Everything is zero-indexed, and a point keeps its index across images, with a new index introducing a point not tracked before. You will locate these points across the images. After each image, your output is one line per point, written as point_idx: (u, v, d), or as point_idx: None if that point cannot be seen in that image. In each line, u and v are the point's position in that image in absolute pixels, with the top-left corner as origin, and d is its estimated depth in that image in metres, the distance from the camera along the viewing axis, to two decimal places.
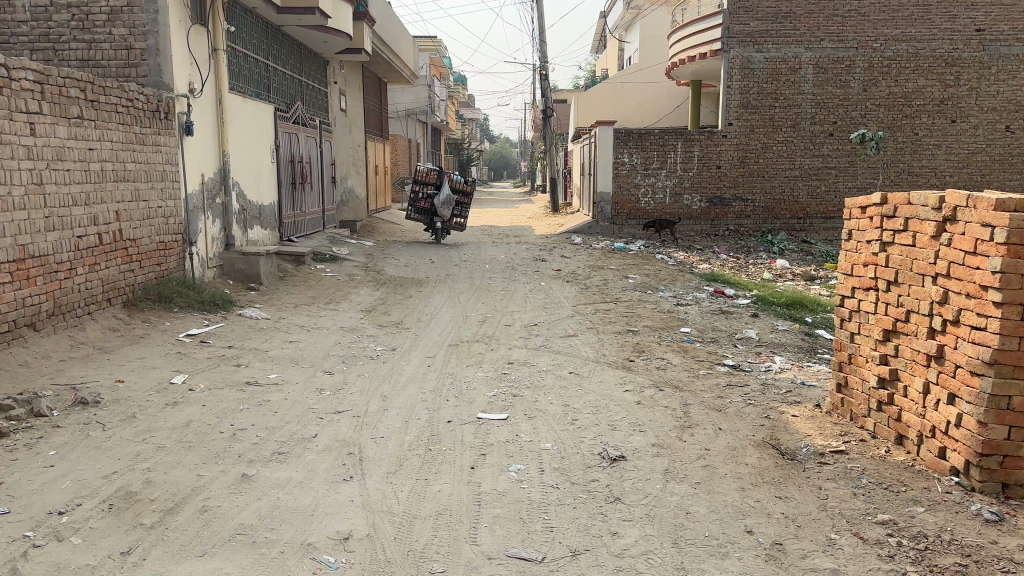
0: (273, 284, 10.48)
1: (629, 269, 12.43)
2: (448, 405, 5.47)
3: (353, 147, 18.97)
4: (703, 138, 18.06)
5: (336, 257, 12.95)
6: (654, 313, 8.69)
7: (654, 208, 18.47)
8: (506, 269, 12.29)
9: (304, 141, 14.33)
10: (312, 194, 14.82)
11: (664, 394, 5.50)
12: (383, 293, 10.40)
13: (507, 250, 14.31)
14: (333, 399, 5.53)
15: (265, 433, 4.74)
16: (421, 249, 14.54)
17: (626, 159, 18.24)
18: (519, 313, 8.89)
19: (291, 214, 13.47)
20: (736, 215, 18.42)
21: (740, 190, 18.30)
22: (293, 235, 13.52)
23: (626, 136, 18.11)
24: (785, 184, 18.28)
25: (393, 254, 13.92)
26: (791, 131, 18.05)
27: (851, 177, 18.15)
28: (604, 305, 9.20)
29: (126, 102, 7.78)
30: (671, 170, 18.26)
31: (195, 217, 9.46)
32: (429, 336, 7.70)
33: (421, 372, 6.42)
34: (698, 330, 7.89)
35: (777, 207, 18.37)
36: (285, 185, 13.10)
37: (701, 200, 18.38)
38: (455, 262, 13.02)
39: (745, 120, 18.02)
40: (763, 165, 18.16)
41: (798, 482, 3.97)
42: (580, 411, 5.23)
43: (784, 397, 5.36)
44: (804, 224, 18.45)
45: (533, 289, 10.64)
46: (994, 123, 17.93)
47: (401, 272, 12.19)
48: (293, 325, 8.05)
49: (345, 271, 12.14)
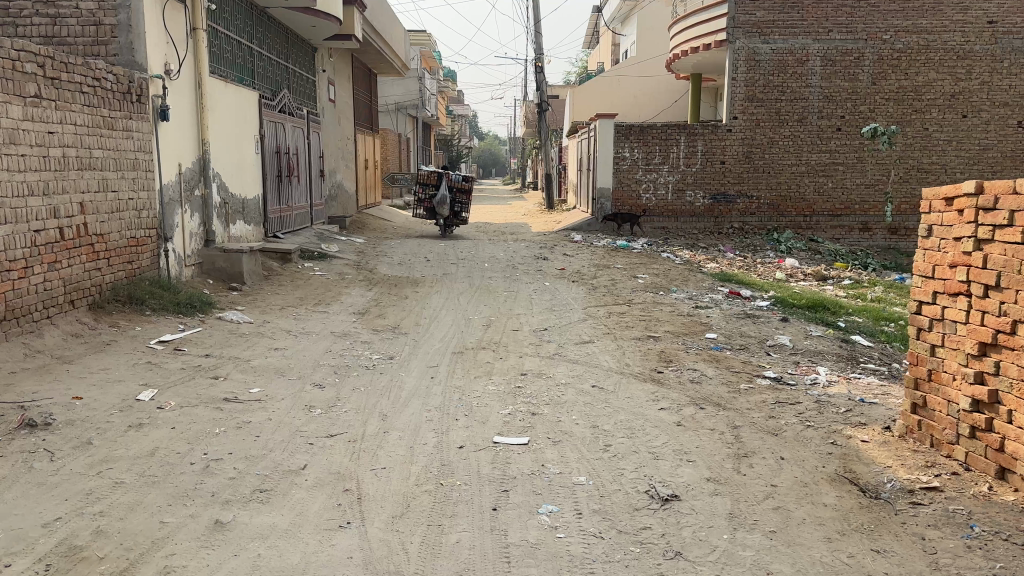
0: (257, 284, 9.71)
1: (637, 268, 11.74)
2: (458, 426, 4.73)
3: (342, 140, 18.20)
4: (707, 133, 17.41)
5: (325, 254, 12.17)
6: (674, 316, 7.99)
7: (656, 204, 17.80)
8: (506, 268, 11.56)
9: (291, 132, 13.56)
10: (299, 187, 14.03)
11: (707, 413, 4.79)
12: (376, 294, 9.64)
13: (506, 248, 13.56)
14: (324, 420, 4.78)
15: (244, 465, 3.98)
16: (415, 246, 13.78)
17: (626, 154, 17.56)
18: (526, 316, 8.16)
19: (277, 208, 12.69)
20: (740, 213, 17.77)
21: (744, 187, 17.68)
22: (279, 232, 12.73)
23: (628, 130, 17.43)
24: (792, 180, 17.66)
25: (385, 251, 13.16)
26: (798, 125, 17.41)
27: (859, 174, 17.57)
28: (617, 308, 8.49)
29: (93, 81, 6.99)
30: (674, 165, 17.59)
31: (171, 211, 8.67)
32: (430, 343, 6.95)
33: (424, 385, 5.67)
34: (725, 335, 7.20)
35: (782, 204, 17.74)
36: (270, 178, 12.31)
37: (705, 196, 17.71)
38: (452, 261, 12.26)
39: (750, 114, 17.38)
40: (768, 160, 17.53)
41: (893, 531, 3.28)
42: (613, 434, 4.49)
43: (845, 418, 4.66)
44: (810, 222, 17.81)
45: (537, 289, 9.91)
46: (1005, 119, 17.31)
47: (394, 271, 11.43)
48: (279, 330, 7.28)
49: (335, 270, 11.37)
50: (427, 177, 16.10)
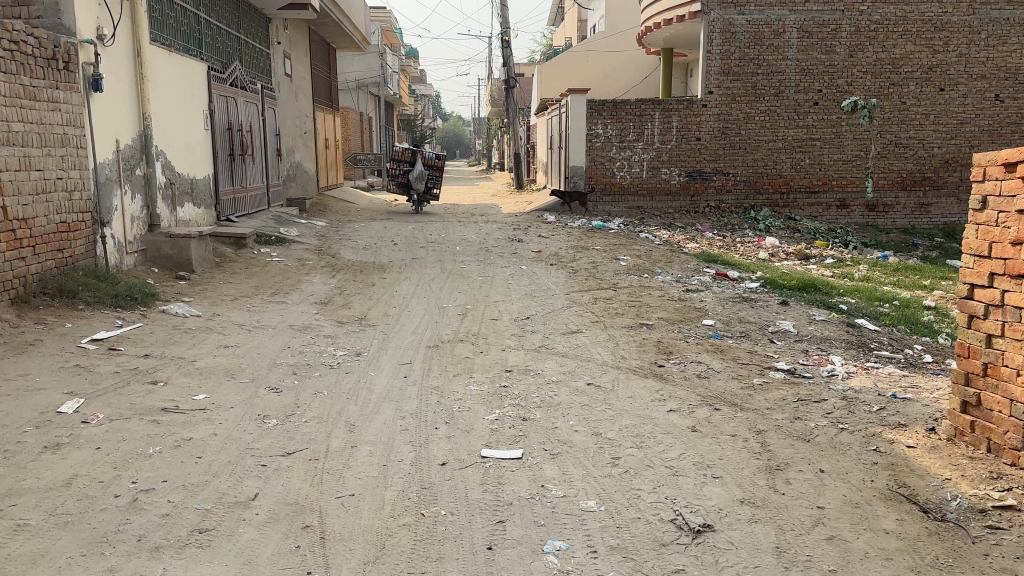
0: (208, 272, 8.90)
1: (617, 249, 11.14)
2: (437, 438, 4.06)
3: (300, 117, 17.28)
4: (681, 108, 16.84)
5: (283, 239, 11.37)
6: (665, 301, 7.40)
7: (630, 182, 17.22)
8: (479, 251, 10.88)
9: (244, 108, 12.67)
10: (254, 167, 13.15)
11: (724, 415, 4.18)
12: (340, 281, 8.89)
13: (478, 230, 12.86)
14: (281, 434, 4.08)
15: (181, 498, 3.28)
16: (381, 229, 13.01)
17: (599, 131, 16.93)
18: (505, 304, 7.50)
19: (230, 189, 11.85)
20: (716, 190, 17.28)
21: (720, 164, 17.19)
22: (233, 215, 11.88)
23: (600, 105, 16.79)
24: (769, 156, 17.20)
25: (349, 234, 12.38)
26: (774, 100, 16.93)
27: (836, 149, 17.17)
28: (603, 293, 7.87)
29: (9, 44, 6.13)
30: (648, 142, 17.01)
31: (108, 193, 7.82)
32: (401, 336, 6.26)
33: (396, 386, 4.98)
34: (724, 321, 6.62)
35: (759, 181, 17.29)
36: (221, 157, 11.44)
37: (680, 173, 17.18)
38: (421, 244, 11.54)
39: (726, 88, 16.84)
40: (744, 136, 17.04)
41: (978, 567, 2.70)
42: (619, 444, 3.87)
43: (882, 418, 4.08)
44: (787, 199, 17.39)
45: (514, 274, 9.26)
46: (983, 92, 16.95)
47: (359, 255, 10.67)
48: (231, 324, 6.52)
49: (294, 255, 10.58)
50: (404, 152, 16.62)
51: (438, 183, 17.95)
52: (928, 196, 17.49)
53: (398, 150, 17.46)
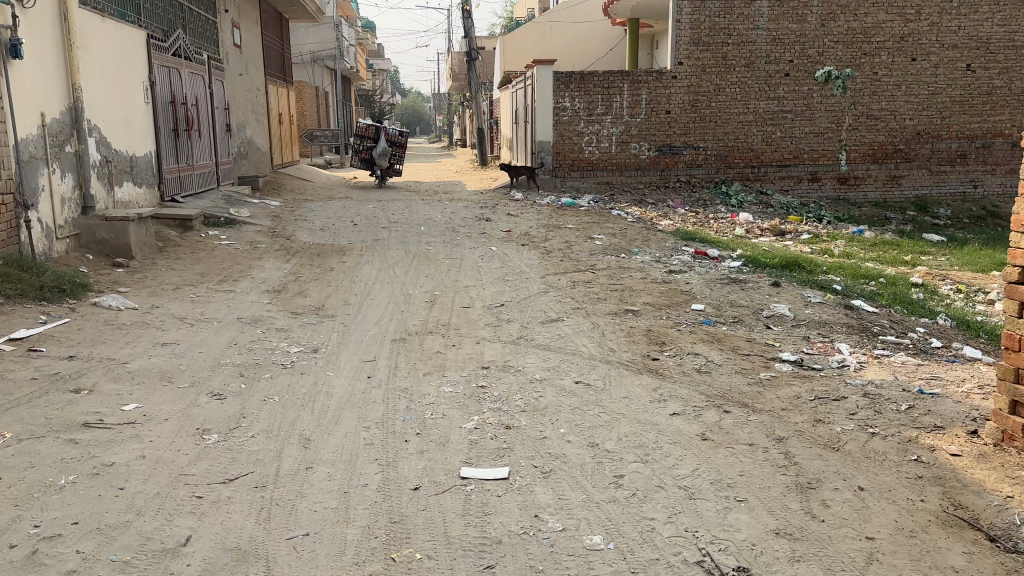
0: (150, 258, 8.15)
1: (590, 227, 10.62)
2: (407, 453, 3.48)
3: (250, 91, 16.37)
4: (651, 79, 16.31)
5: (233, 220, 10.60)
6: (648, 283, 6.89)
7: (599, 158, 16.67)
8: (446, 232, 10.26)
9: (189, 80, 11.80)
10: (201, 143, 12.30)
11: (735, 418, 3.66)
12: (296, 266, 8.21)
13: (443, 209, 12.22)
14: (223, 455, 3.46)
15: (95, 546, 2.66)
16: (340, 209, 12.29)
17: (567, 104, 16.33)
18: (477, 290, 6.93)
19: (174, 167, 11.03)
20: (687, 165, 16.83)
21: (690, 138, 16.74)
22: (178, 195, 11.06)
23: (567, 77, 16.20)
24: (739, 129, 16.79)
25: (305, 215, 11.64)
26: (745, 71, 16.50)
27: (807, 122, 16.84)
28: (581, 276, 7.34)
29: None
30: (617, 115, 16.46)
31: (33, 171, 7.02)
32: (363, 329, 5.64)
33: (358, 388, 4.38)
34: (714, 305, 6.13)
35: (730, 155, 16.88)
36: (163, 133, 10.60)
37: (650, 148, 16.67)
38: (382, 224, 10.87)
39: (696, 59, 16.35)
40: (715, 109, 16.60)
41: None
42: (621, 458, 3.32)
43: (914, 420, 3.59)
44: (758, 173, 17.02)
45: (484, 257, 8.68)
46: (955, 62, 16.73)
47: (316, 238, 9.98)
48: (171, 318, 5.83)
49: (245, 239, 9.85)
50: (368, 128, 16.49)
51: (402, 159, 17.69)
52: (899, 169, 17.26)
53: (362, 126, 17.05)
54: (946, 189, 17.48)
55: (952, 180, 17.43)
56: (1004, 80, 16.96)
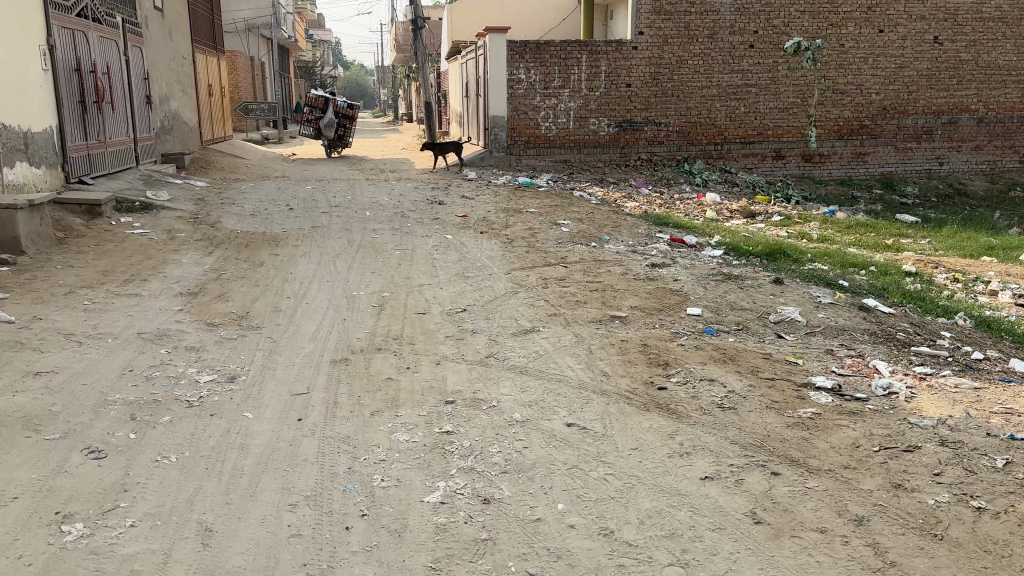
0: (45, 253, 6.93)
1: (552, 212, 9.72)
2: (353, 554, 2.50)
3: (175, 59, 14.89)
4: (611, 50, 15.42)
5: (151, 205, 9.36)
6: (630, 280, 6.00)
7: (556, 134, 15.82)
8: (395, 217, 9.27)
9: (99, 44, 10.40)
10: (114, 116, 10.92)
11: (789, 485, 2.77)
12: (219, 260, 7.10)
13: (391, 190, 11.16)
14: (84, 565, 2.43)
15: None
16: (275, 191, 11.12)
17: (522, 75, 15.42)
18: (434, 292, 5.96)
19: (82, 144, 9.69)
20: (648, 142, 16.03)
21: (651, 113, 15.93)
22: (87, 175, 9.73)
23: (523, 47, 15.26)
24: (702, 104, 16.01)
25: (235, 197, 10.46)
26: (708, 42, 15.69)
27: (772, 96, 16.14)
28: (551, 272, 6.43)
29: None
30: (575, 89, 15.59)
31: None
32: (296, 349, 4.60)
33: (284, 438, 3.36)
34: (713, 307, 5.27)
35: (693, 131, 16.11)
36: (67, 104, 9.26)
37: (610, 124, 15.85)
38: (322, 209, 9.78)
39: (657, 28, 15.50)
40: (677, 82, 15.80)
41: None
42: (653, 558, 2.41)
43: (1022, 486, 2.78)
44: (721, 150, 16.28)
45: (439, 250, 7.71)
46: (922, 34, 16.22)
47: (247, 224, 8.84)
48: (53, 335, 4.70)
49: (163, 226, 8.64)
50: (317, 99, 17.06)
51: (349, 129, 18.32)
52: (865, 145, 16.74)
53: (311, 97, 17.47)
54: (911, 167, 17.04)
55: (918, 157, 16.99)
56: (971, 54, 16.53)
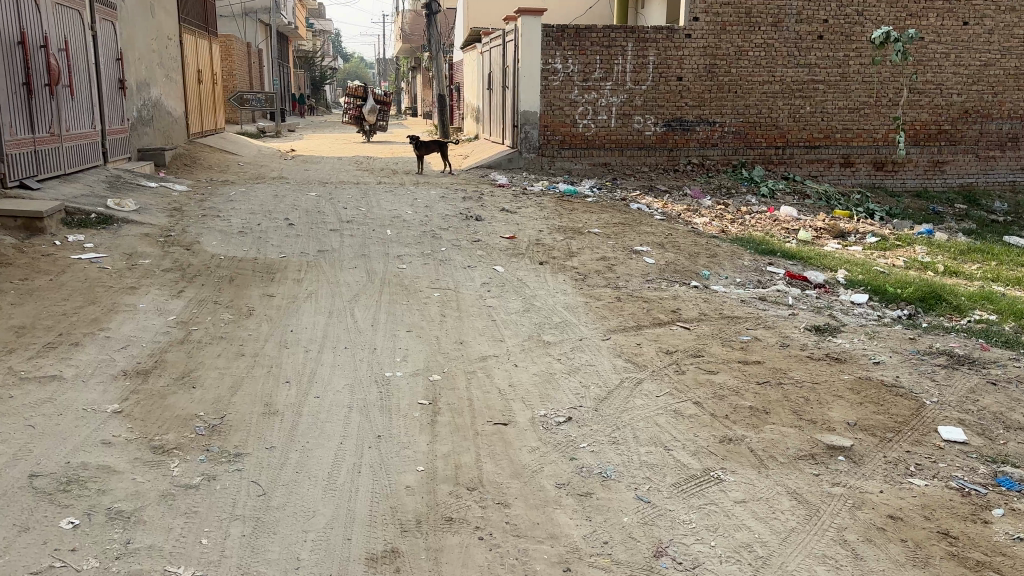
0: None
1: (620, 233, 7.78)
2: None
3: (158, 40, 12.87)
4: (660, 38, 13.49)
5: (113, 217, 7.37)
6: (803, 360, 4.02)
7: (594, 134, 13.86)
8: (426, 244, 7.31)
9: (56, 15, 8.38)
10: (76, 105, 8.90)
11: None
12: (193, 308, 5.12)
13: (414, 202, 9.19)
14: None
15: None
16: (271, 198, 9.13)
17: (557, 66, 13.49)
18: (509, 375, 3.99)
19: (27, 138, 7.65)
20: (699, 144, 14.06)
21: (705, 111, 13.96)
22: (34, 177, 7.72)
23: (559, 33, 13.33)
24: (763, 102, 14.08)
25: (222, 207, 8.47)
26: (771, 32, 13.77)
27: (841, 94, 14.18)
28: (669, 337, 4.45)
29: None
30: (618, 81, 13.65)
31: None
32: (306, 522, 2.60)
33: None
34: (973, 425, 3.32)
35: (750, 133, 14.18)
36: (6, 87, 7.24)
37: (657, 123, 13.89)
38: (330, 227, 7.83)
39: (714, 14, 13.59)
40: (735, 76, 13.87)
41: None
42: None
43: None
44: (783, 155, 14.34)
45: (492, 292, 5.76)
46: (1011, 27, 14.24)
47: (235, 247, 6.89)
48: None
49: (126, 247, 6.67)
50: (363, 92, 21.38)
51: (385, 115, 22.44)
52: (943, 153, 14.78)
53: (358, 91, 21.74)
54: (992, 178, 15.10)
55: (1001, 167, 15.06)
56: None
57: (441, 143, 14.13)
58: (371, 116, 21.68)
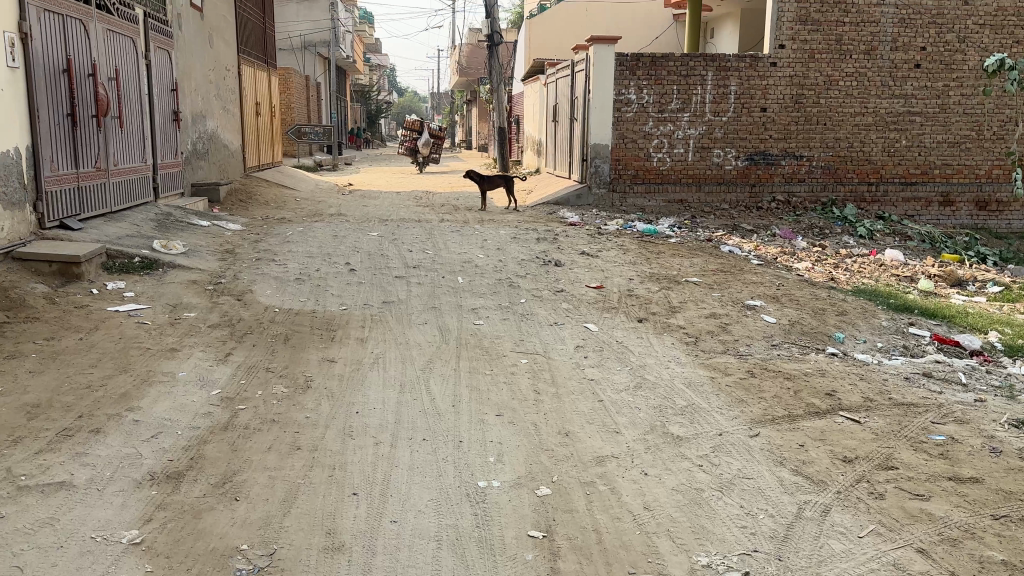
0: None
1: (724, 283, 6.81)
2: None
3: (216, 71, 12.43)
4: (743, 66, 12.57)
5: (158, 260, 6.69)
6: None
7: (670, 168, 12.93)
8: (505, 295, 6.45)
9: (107, 43, 7.86)
10: (125, 138, 8.35)
11: None
12: (240, 380, 4.33)
13: (485, 245, 8.36)
14: None
15: None
16: (330, 238, 8.40)
17: (632, 96, 12.63)
18: (641, 488, 3.05)
19: (70, 174, 7.06)
20: (785, 179, 13.02)
21: (791, 143, 12.94)
22: (76, 216, 7.12)
23: (634, 62, 12.50)
24: (855, 135, 13.00)
25: (276, 248, 7.76)
26: (864, 60, 12.73)
27: (942, 127, 13.04)
28: (837, 436, 3.48)
29: None
30: (697, 112, 12.73)
31: None
32: None
33: None
34: None
35: (841, 168, 13.10)
36: (49, 119, 6.66)
37: (738, 157, 12.90)
38: (395, 273, 7.04)
39: (802, 41, 12.60)
40: (824, 107, 12.84)
41: None
42: None
43: None
44: (876, 192, 13.21)
45: (590, 358, 4.84)
46: None
47: (290, 297, 6.13)
48: None
49: (170, 296, 5.96)
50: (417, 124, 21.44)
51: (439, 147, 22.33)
52: None
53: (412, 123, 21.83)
54: None
55: None
56: None
57: (505, 178, 13.34)
58: (425, 148, 21.63)
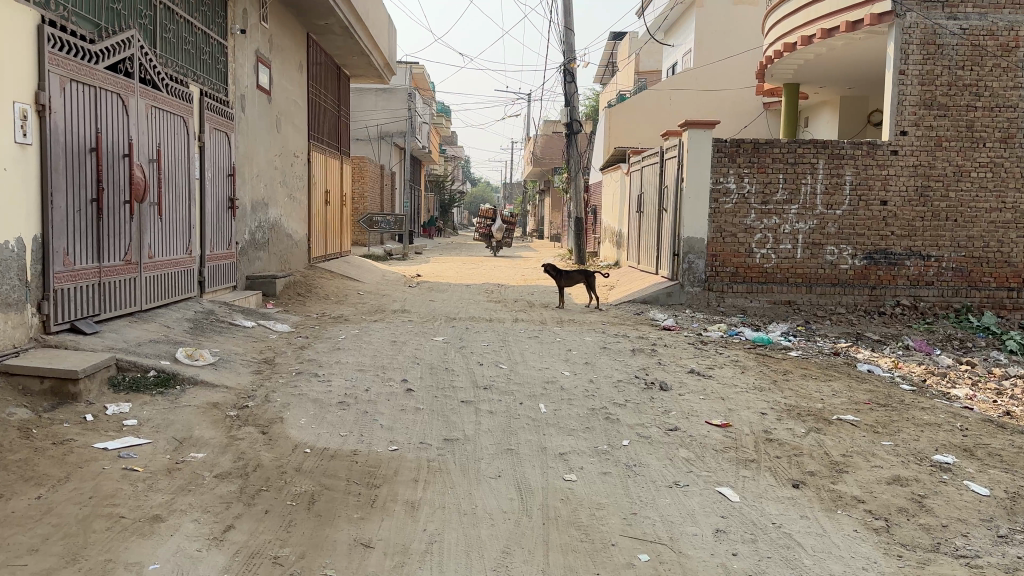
0: None
1: (889, 425, 5.22)
2: None
3: (281, 155, 11.65)
4: (859, 154, 11.11)
5: (179, 374, 5.51)
6: None
7: (776, 266, 11.41)
8: (604, 432, 5.00)
9: (151, 121, 6.99)
10: (165, 227, 7.38)
11: None
12: None
13: (571, 358, 6.98)
14: None
15: None
16: (389, 346, 7.14)
17: (731, 185, 11.27)
18: None
19: (90, 269, 6.03)
20: (909, 282, 11.34)
21: (917, 241, 11.30)
22: (93, 316, 6.06)
23: (735, 148, 11.18)
24: (991, 232, 11.29)
25: (324, 358, 6.53)
26: (1000, 149, 11.14)
27: None
28: None
29: None
30: (806, 205, 11.28)
31: None
32: None
33: None
34: None
35: (975, 270, 11.35)
36: (67, 205, 5.68)
37: (855, 255, 11.33)
38: (462, 396, 5.68)
39: (928, 126, 11.09)
40: (955, 201, 11.22)
41: None
42: None
43: None
44: (1019, 299, 11.37)
45: (741, 553, 3.34)
46: None
47: (328, 431, 4.80)
48: None
49: (181, 425, 4.72)
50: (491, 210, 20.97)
51: (512, 233, 21.73)
52: None
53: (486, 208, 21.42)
54: None
55: None
56: None
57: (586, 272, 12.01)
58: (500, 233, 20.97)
